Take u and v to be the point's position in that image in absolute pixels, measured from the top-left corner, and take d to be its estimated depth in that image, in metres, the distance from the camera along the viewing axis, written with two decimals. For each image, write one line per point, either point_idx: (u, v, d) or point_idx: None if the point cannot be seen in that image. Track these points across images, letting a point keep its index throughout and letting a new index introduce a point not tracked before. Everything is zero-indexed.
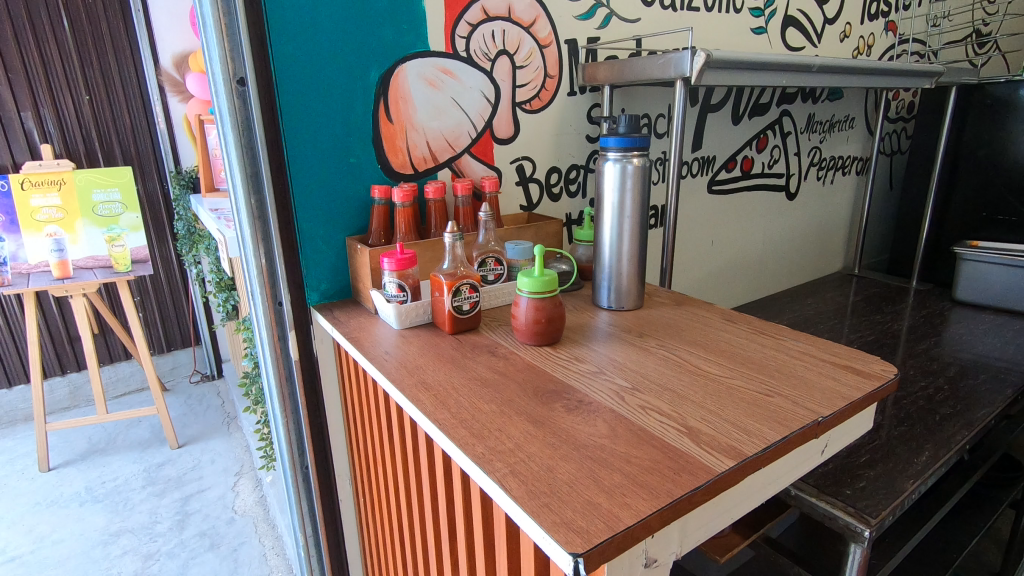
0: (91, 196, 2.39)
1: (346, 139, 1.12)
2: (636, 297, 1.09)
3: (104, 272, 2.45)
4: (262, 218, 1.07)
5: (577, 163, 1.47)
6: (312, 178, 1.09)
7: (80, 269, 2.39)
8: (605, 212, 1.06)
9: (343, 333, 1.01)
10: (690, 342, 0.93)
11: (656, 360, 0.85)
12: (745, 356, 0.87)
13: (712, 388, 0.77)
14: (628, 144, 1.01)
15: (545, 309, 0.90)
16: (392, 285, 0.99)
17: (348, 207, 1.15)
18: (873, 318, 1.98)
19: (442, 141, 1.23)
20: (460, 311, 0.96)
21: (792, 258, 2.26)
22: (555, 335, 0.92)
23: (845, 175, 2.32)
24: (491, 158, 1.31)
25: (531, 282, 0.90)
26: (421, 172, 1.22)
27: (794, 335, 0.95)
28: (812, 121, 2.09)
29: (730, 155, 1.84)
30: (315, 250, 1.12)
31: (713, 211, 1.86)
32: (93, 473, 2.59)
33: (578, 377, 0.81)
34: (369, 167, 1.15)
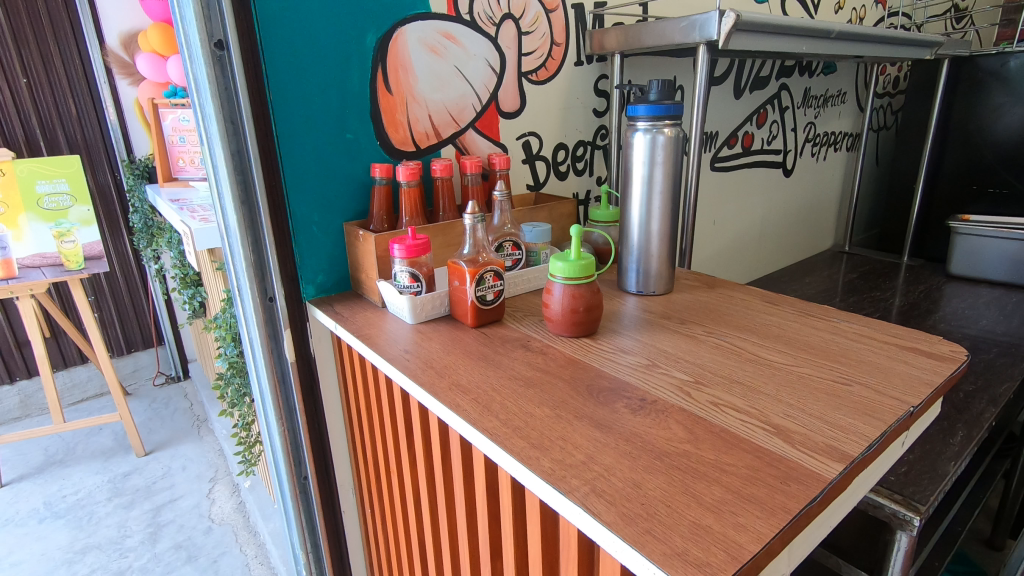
0: (34, 188, 2.17)
1: (342, 111, 0.99)
2: (667, 280, 1.01)
3: (54, 271, 2.21)
4: (248, 203, 0.93)
5: (584, 139, 1.37)
6: (303, 156, 0.97)
7: (26, 268, 2.16)
8: (634, 188, 0.97)
9: (350, 330, 0.89)
10: (739, 327, 0.85)
11: (709, 350, 0.77)
12: (802, 340, 0.80)
13: (782, 377, 0.69)
14: (660, 112, 0.92)
15: (583, 297, 0.81)
16: (404, 275, 0.88)
17: (344, 189, 1.02)
18: (872, 294, 1.96)
19: (445, 115, 1.11)
20: (483, 301, 0.86)
21: (787, 236, 2.23)
22: (594, 326, 0.83)
23: (836, 151, 2.30)
24: (497, 134, 1.20)
25: (567, 267, 0.80)
26: (423, 149, 1.10)
27: (844, 315, 0.89)
28: (808, 96, 2.04)
29: (731, 130, 1.78)
30: (310, 237, 1.00)
31: (715, 188, 1.79)
32: (52, 487, 2.39)
33: (630, 372, 0.72)
34: (367, 144, 1.03)
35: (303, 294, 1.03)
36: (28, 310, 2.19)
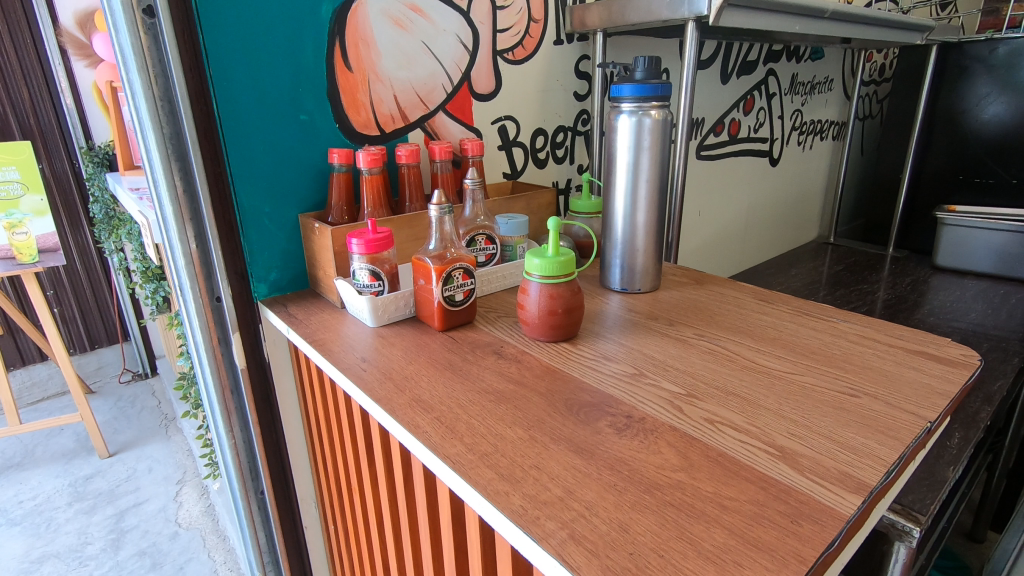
0: None
1: (294, 90, 0.89)
2: (654, 277, 0.93)
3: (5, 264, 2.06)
4: (186, 192, 0.83)
5: (565, 125, 1.28)
6: (251, 140, 0.86)
7: None
8: (618, 176, 0.89)
9: (303, 335, 0.79)
10: (731, 329, 0.77)
11: (701, 355, 0.70)
12: (802, 344, 0.73)
13: (783, 388, 0.62)
14: (647, 93, 0.84)
15: (563, 299, 0.73)
16: (364, 273, 0.79)
17: (299, 177, 0.92)
18: (859, 287, 1.92)
19: (413, 96, 1.02)
20: (452, 302, 0.78)
21: (773, 227, 2.18)
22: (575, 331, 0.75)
23: (823, 140, 2.25)
24: (470, 117, 1.11)
25: (545, 265, 0.72)
26: (388, 134, 1.00)
27: (844, 315, 0.82)
28: (795, 82, 1.98)
29: (718, 117, 1.70)
30: (260, 231, 0.90)
31: (701, 178, 1.72)
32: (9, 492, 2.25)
33: (614, 383, 0.64)
34: (324, 126, 0.93)
35: (254, 294, 0.93)
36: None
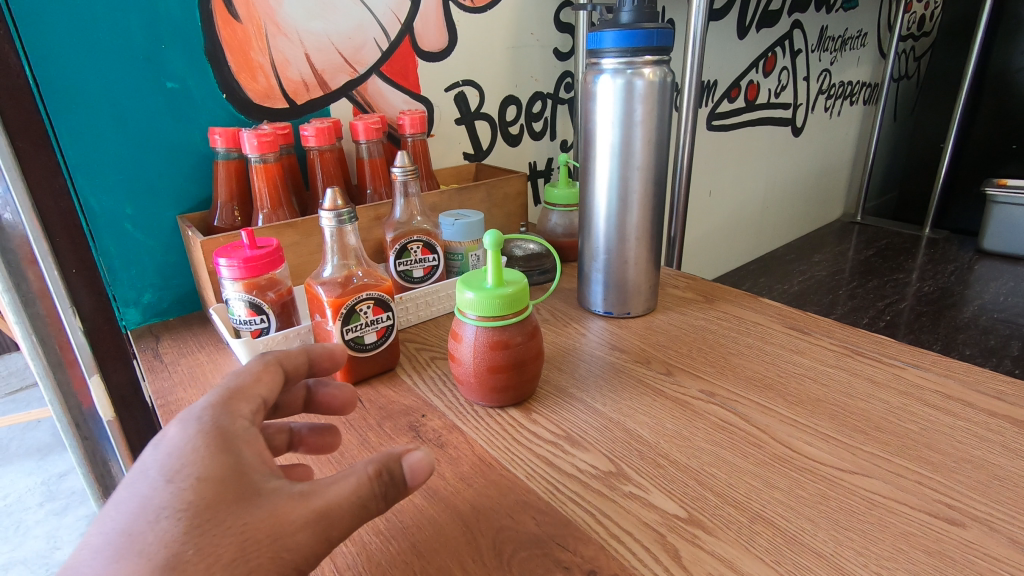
0: None
1: (153, 48, 0.65)
2: (648, 296, 0.70)
3: None
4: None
5: (543, 91, 1.03)
6: (93, 117, 0.64)
7: None
8: (599, 161, 0.65)
9: (156, 391, 0.57)
10: (753, 384, 0.55)
11: (708, 435, 0.47)
12: (859, 411, 0.50)
13: (837, 509, 0.39)
14: (638, 43, 0.59)
15: (512, 350, 0.50)
16: (240, 305, 0.56)
17: (174, 167, 0.70)
18: (892, 275, 1.67)
19: (334, 55, 0.78)
20: (358, 346, 0.55)
21: (794, 206, 1.92)
22: (533, 389, 0.53)
23: (852, 105, 1.96)
24: (416, 82, 0.86)
25: (484, 303, 0.48)
26: (299, 107, 0.77)
27: (908, 356, 0.59)
28: (824, 37, 1.69)
29: (733, 80, 1.43)
30: (122, 239, 0.68)
31: (712, 153, 1.47)
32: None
33: (575, 495, 0.41)
34: (205, 97, 0.70)
35: (121, 323, 0.71)
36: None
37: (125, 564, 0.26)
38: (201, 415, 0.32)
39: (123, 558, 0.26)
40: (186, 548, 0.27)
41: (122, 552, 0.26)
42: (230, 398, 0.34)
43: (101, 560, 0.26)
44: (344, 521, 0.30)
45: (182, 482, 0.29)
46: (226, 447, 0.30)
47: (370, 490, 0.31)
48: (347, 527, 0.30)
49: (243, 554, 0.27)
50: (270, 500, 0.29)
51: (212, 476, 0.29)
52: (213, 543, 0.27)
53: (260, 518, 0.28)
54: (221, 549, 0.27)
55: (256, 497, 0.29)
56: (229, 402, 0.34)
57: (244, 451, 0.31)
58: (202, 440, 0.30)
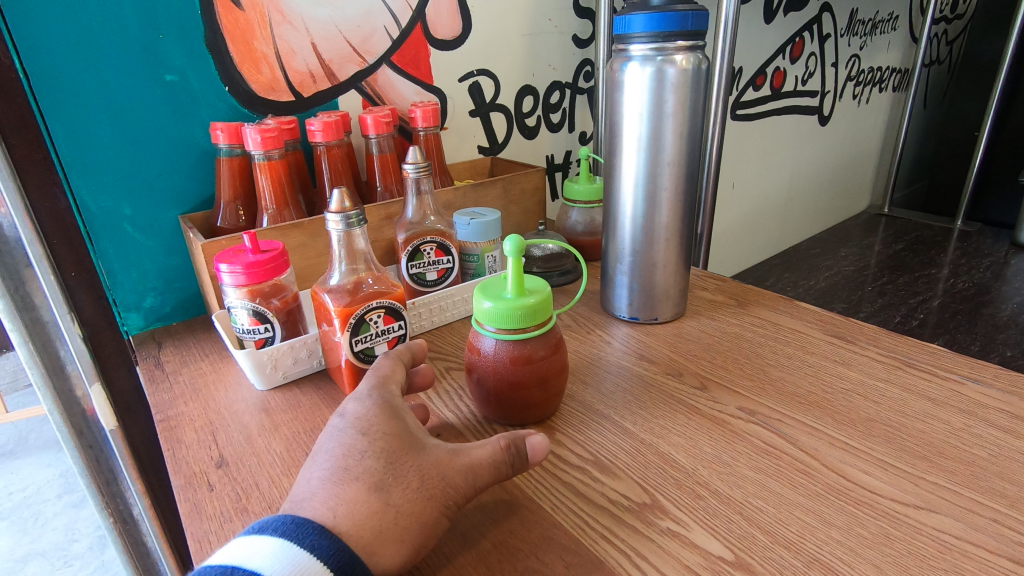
0: None
1: (150, 38, 0.62)
2: (677, 301, 0.65)
3: None
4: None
5: (561, 80, 0.98)
6: (90, 113, 0.60)
7: None
8: (625, 156, 0.60)
9: (155, 404, 0.54)
10: (796, 401, 0.50)
11: (751, 461, 0.43)
12: (916, 433, 0.45)
13: (903, 553, 0.35)
14: (670, 26, 0.54)
15: (536, 366, 0.46)
16: (243, 313, 0.53)
17: (175, 164, 0.67)
18: (923, 270, 1.60)
19: (342, 44, 0.73)
20: (367, 358, 0.52)
21: (819, 198, 1.85)
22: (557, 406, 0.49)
23: (882, 91, 1.88)
24: (428, 72, 0.82)
25: (505, 315, 0.44)
26: (306, 100, 0.73)
27: (966, 369, 0.54)
28: (854, 20, 1.61)
29: (759, 66, 1.37)
30: (122, 242, 0.65)
31: (736, 143, 1.41)
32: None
33: (606, 531, 0.37)
34: (207, 91, 0.66)
35: (123, 328, 0.68)
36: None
37: (343, 484, 0.35)
38: (367, 393, 0.41)
39: (340, 480, 0.35)
40: (384, 477, 0.35)
41: (338, 477, 0.35)
42: (383, 383, 0.43)
43: (322, 483, 0.35)
44: (485, 473, 0.38)
45: (374, 434, 0.38)
46: (395, 415, 0.39)
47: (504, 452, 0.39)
48: (486, 480, 0.38)
49: (425, 485, 0.36)
50: (435, 451, 0.38)
51: (394, 433, 0.38)
52: (401, 475, 0.36)
53: (430, 462, 0.37)
54: (408, 480, 0.36)
55: (423, 447, 0.38)
56: (385, 384, 0.43)
57: (407, 419, 0.40)
58: (376, 408, 0.40)
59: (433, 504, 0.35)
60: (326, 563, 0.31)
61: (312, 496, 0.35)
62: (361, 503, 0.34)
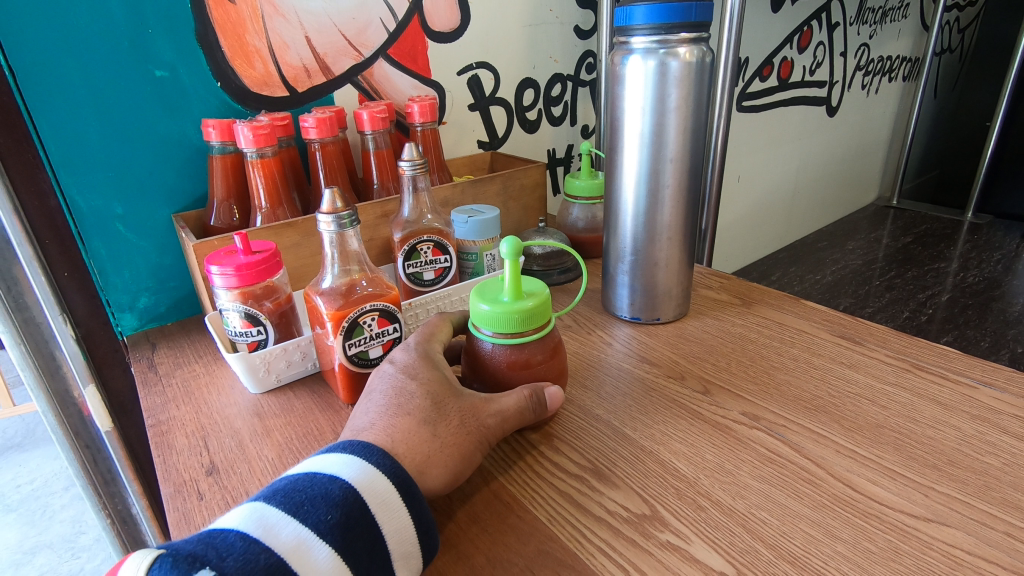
0: None
1: (138, 33, 0.60)
2: (680, 301, 0.64)
3: None
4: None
5: (562, 72, 0.96)
6: (76, 109, 0.59)
7: None
8: (627, 152, 0.59)
9: (147, 408, 0.53)
10: (802, 406, 0.48)
11: (754, 469, 0.42)
12: (926, 441, 0.44)
13: (913, 569, 0.34)
14: (672, 17, 0.52)
15: (532, 371, 0.45)
16: (235, 316, 0.51)
17: (168, 161, 0.66)
18: (931, 263, 1.57)
19: (337, 37, 0.72)
20: (362, 361, 0.50)
21: (826, 190, 1.82)
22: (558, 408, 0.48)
23: (891, 81, 1.85)
24: (425, 66, 0.80)
25: (503, 319, 0.43)
26: (300, 95, 0.71)
27: (978, 373, 0.52)
28: (864, 8, 1.58)
29: (766, 56, 1.34)
30: (114, 242, 0.64)
31: (741, 135, 1.38)
32: (4, 476, 1.78)
33: (604, 544, 0.36)
34: (200, 86, 0.65)
35: (117, 329, 0.67)
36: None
37: (396, 417, 0.38)
38: (413, 345, 0.45)
39: (393, 414, 0.39)
40: (430, 412, 0.39)
41: (392, 411, 0.39)
42: (426, 336, 0.46)
43: (378, 415, 0.39)
44: (513, 418, 0.42)
45: (420, 377, 0.41)
46: (434, 364, 0.43)
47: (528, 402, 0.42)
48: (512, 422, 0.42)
49: (464, 421, 0.39)
50: (471, 397, 0.41)
51: (435, 377, 0.41)
52: (444, 413, 0.39)
53: (468, 405, 0.40)
54: (450, 416, 0.39)
55: (462, 392, 0.41)
56: (427, 337, 0.46)
57: (445, 368, 0.43)
58: (419, 357, 0.43)
59: (470, 439, 0.39)
60: (388, 475, 0.34)
61: (368, 427, 0.38)
62: (412, 432, 0.37)
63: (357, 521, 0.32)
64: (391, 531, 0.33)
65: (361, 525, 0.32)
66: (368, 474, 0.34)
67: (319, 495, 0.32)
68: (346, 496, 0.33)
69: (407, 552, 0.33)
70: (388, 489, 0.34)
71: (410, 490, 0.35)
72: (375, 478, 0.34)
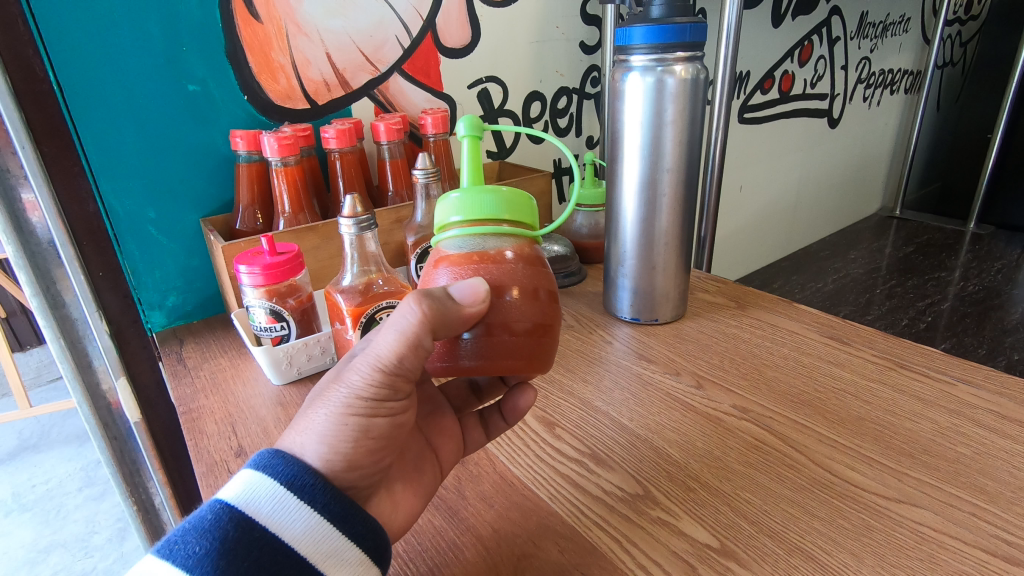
0: None
1: (173, 51, 0.65)
2: (677, 303, 0.67)
3: None
4: (34, 219, 0.61)
5: (568, 86, 1.01)
6: (114, 122, 0.64)
7: None
8: (627, 162, 0.62)
9: (178, 397, 0.57)
10: (789, 400, 0.52)
11: (741, 456, 0.45)
12: (903, 432, 0.47)
13: (883, 544, 0.37)
14: (668, 38, 0.56)
15: (491, 264, 0.35)
16: (260, 312, 0.56)
17: (196, 169, 0.70)
18: (933, 273, 1.59)
19: (355, 53, 0.76)
20: None
21: (829, 201, 1.85)
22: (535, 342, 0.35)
23: (893, 94, 1.88)
24: (438, 80, 0.84)
25: (468, 202, 0.37)
26: (320, 107, 0.76)
27: (958, 371, 0.55)
28: (865, 23, 1.61)
29: (767, 70, 1.38)
30: (146, 245, 0.69)
31: (742, 147, 1.42)
32: (21, 476, 1.83)
33: (599, 519, 0.40)
34: (227, 99, 0.70)
35: (147, 326, 0.72)
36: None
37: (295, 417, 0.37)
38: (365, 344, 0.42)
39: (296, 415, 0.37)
40: (308, 399, 0.36)
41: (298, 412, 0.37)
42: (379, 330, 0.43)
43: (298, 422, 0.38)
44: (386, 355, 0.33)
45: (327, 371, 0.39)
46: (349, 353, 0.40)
47: (413, 328, 0.32)
48: (404, 358, 0.33)
49: (327, 391, 0.35)
50: (350, 363, 0.36)
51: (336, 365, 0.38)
52: (318, 391, 0.35)
53: (342, 372, 0.35)
54: (320, 393, 0.35)
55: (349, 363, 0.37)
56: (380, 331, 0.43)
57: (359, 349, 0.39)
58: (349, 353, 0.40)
59: (334, 406, 0.34)
60: (275, 479, 0.32)
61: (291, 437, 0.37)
62: (291, 425, 0.35)
63: (240, 540, 0.30)
64: (293, 536, 0.31)
65: (249, 541, 0.30)
66: (249, 488, 0.31)
67: (187, 530, 0.30)
68: (220, 517, 0.30)
69: (335, 549, 0.32)
70: (274, 492, 0.31)
71: (307, 486, 0.32)
72: (257, 489, 0.31)
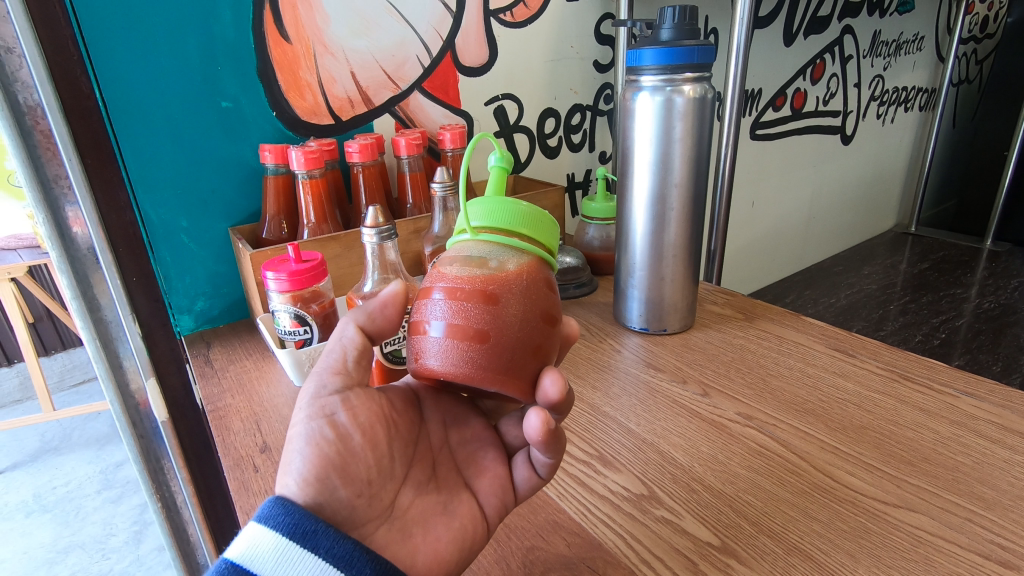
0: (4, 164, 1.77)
1: (209, 70, 0.69)
2: (685, 314, 0.69)
3: (32, 253, 1.84)
4: (76, 231, 0.64)
5: (582, 102, 1.04)
6: (152, 136, 0.68)
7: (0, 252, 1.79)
8: (637, 177, 0.65)
9: (207, 396, 0.60)
10: (793, 409, 0.53)
11: (744, 461, 0.47)
12: (903, 440, 0.48)
13: (879, 545, 0.38)
14: (676, 59, 0.59)
15: (493, 273, 0.35)
16: (285, 316, 0.58)
17: (226, 180, 0.74)
18: (949, 289, 1.59)
19: (378, 72, 0.80)
20: (395, 359, 0.57)
21: (843, 217, 1.85)
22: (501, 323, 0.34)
23: (907, 111, 1.89)
24: (456, 97, 0.88)
25: (482, 206, 0.38)
26: (344, 122, 0.80)
27: (961, 384, 0.56)
28: (877, 42, 1.63)
29: (779, 87, 1.40)
30: (177, 252, 0.73)
31: (754, 162, 1.43)
32: (42, 478, 1.87)
33: (606, 516, 0.42)
34: (257, 115, 0.74)
35: (176, 329, 0.75)
36: (7, 297, 1.81)
37: None
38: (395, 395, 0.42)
39: None
40: None
41: None
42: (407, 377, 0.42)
43: None
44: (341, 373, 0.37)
45: None
46: None
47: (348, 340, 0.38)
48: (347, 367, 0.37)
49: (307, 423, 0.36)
50: None
51: None
52: None
53: None
54: None
55: None
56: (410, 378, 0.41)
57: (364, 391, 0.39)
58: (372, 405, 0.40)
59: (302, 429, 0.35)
60: (276, 529, 0.31)
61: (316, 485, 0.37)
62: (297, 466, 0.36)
63: None
64: None
65: None
66: (251, 544, 0.31)
67: None
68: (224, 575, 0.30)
69: None
70: (275, 545, 0.30)
71: (310, 531, 0.31)
72: (258, 543, 0.31)
